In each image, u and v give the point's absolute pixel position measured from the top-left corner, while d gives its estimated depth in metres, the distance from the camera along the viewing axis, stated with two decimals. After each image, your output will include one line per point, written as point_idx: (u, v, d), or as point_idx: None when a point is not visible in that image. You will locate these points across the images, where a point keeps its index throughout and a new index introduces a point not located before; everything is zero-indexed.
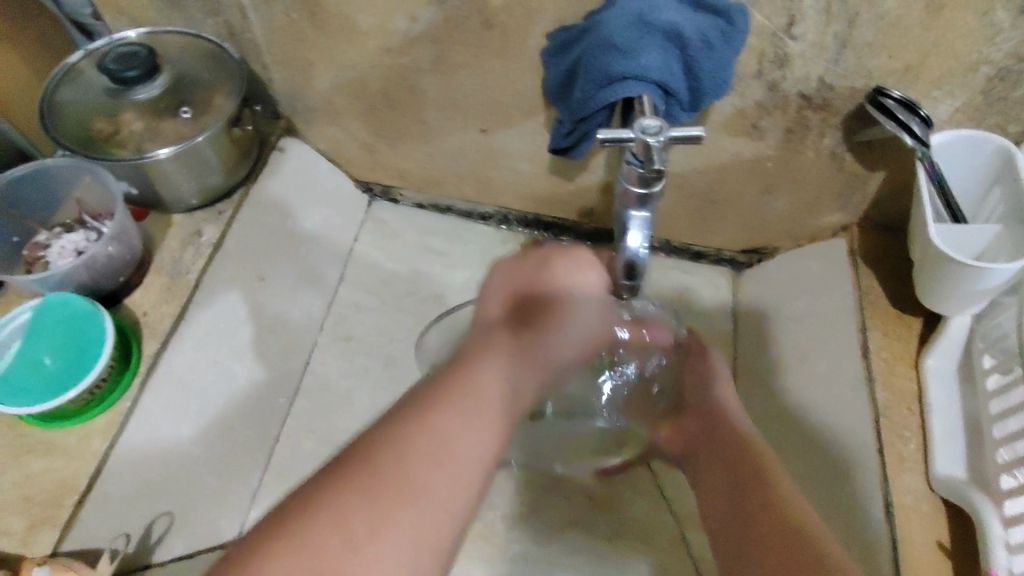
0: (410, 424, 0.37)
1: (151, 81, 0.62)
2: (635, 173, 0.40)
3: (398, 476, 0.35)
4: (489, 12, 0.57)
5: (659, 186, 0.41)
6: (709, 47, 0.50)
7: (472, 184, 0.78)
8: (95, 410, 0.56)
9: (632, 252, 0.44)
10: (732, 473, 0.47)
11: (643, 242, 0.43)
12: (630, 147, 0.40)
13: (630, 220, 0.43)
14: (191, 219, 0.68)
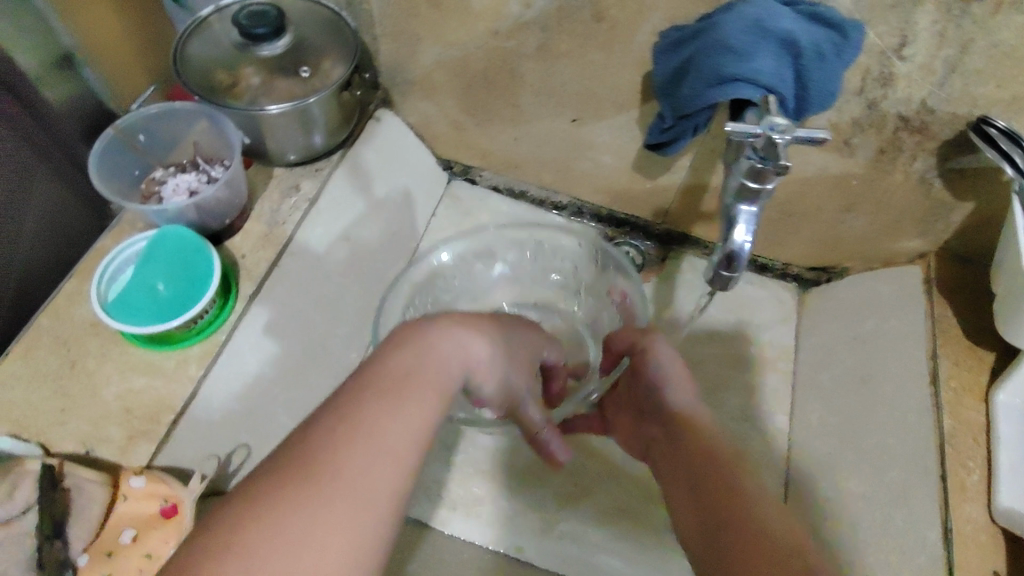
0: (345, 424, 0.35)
1: (274, 40, 0.65)
2: (750, 167, 0.42)
3: (338, 479, 0.33)
4: (602, 5, 0.59)
5: (772, 183, 0.42)
6: (821, 58, 0.50)
7: (553, 172, 0.80)
8: (196, 338, 0.60)
9: (735, 245, 0.45)
10: (697, 484, 0.46)
11: (747, 237, 0.44)
12: (751, 142, 0.41)
13: (738, 214, 0.44)
14: (290, 174, 0.72)
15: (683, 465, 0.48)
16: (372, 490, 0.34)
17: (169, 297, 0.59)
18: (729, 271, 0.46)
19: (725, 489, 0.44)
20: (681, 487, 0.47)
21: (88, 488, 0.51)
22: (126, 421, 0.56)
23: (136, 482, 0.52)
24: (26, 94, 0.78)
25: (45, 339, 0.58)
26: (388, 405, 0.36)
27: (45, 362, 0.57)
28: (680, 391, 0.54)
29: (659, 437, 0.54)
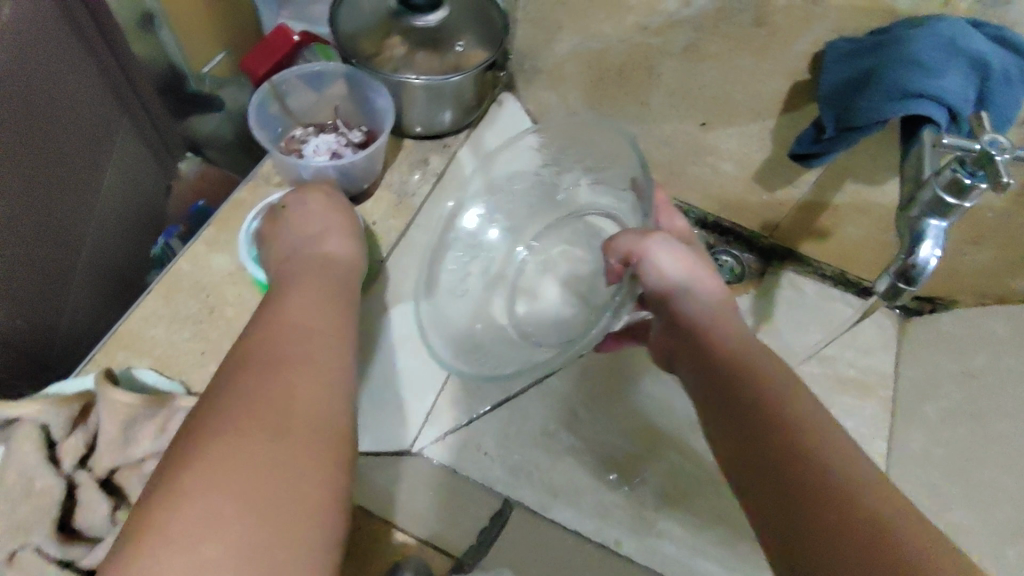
0: (251, 374, 0.37)
1: (429, 13, 0.67)
2: (955, 179, 0.41)
3: (250, 416, 0.35)
4: (766, 11, 0.59)
5: (972, 201, 0.42)
6: (1009, 82, 0.50)
7: (663, 174, 0.81)
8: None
9: (920, 259, 0.44)
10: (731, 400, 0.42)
11: (933, 252, 0.44)
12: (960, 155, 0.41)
13: (927, 228, 0.44)
14: (419, 147, 0.72)
15: (713, 369, 0.45)
16: (301, 445, 0.35)
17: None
18: (905, 285, 0.45)
19: (761, 396, 0.40)
20: (710, 398, 0.43)
21: None
22: None
23: None
24: (117, 49, 0.74)
25: (185, 282, 0.60)
26: (259, 384, 0.37)
27: (185, 306, 0.59)
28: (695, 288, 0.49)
29: (677, 345, 0.49)
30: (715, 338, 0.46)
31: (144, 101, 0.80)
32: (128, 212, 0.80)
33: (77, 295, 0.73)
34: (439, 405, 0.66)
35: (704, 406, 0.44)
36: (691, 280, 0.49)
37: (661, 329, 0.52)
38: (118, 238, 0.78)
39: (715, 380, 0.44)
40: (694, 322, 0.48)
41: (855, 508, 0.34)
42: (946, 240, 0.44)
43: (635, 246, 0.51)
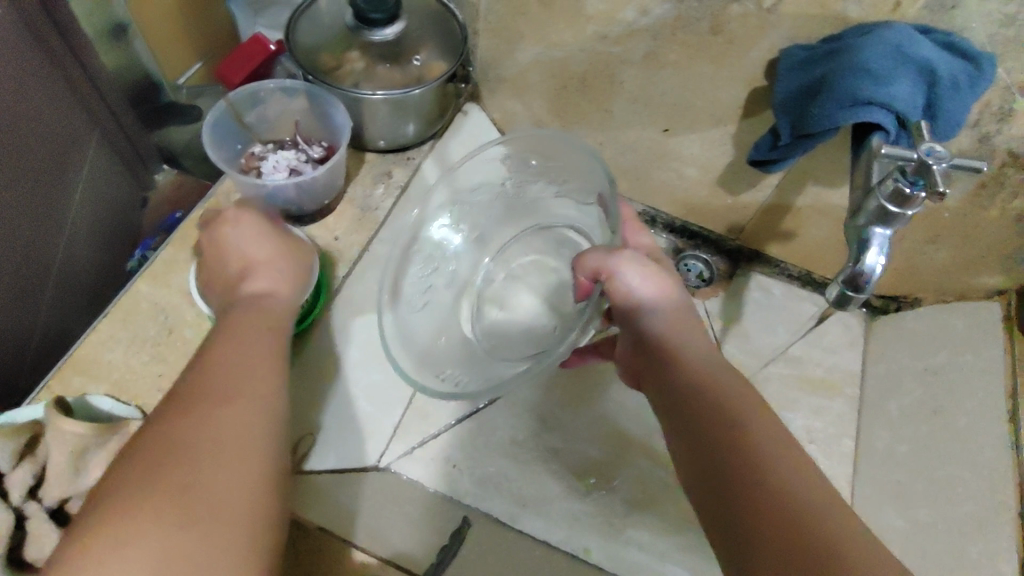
0: (180, 405, 0.42)
1: (386, 27, 0.66)
2: (896, 189, 0.42)
3: (172, 439, 0.40)
4: (722, 19, 0.59)
5: (912, 209, 0.43)
6: (958, 88, 0.50)
7: (630, 181, 0.82)
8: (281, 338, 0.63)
9: (866, 267, 0.45)
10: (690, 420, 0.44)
11: (879, 259, 0.45)
12: (902, 165, 0.42)
13: (872, 236, 0.45)
14: (383, 160, 0.72)
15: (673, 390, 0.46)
16: (225, 458, 0.40)
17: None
18: (853, 292, 0.46)
19: (726, 429, 0.41)
20: (677, 426, 0.44)
21: None
22: None
23: None
24: (84, 60, 0.70)
25: (144, 304, 0.60)
26: (192, 415, 0.42)
27: (144, 327, 0.59)
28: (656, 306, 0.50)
29: (643, 365, 0.50)
30: (678, 363, 0.47)
31: (111, 109, 0.77)
32: (98, 224, 0.80)
33: (49, 303, 0.75)
34: (407, 419, 0.67)
35: (671, 432, 0.45)
36: (650, 297, 0.51)
37: (627, 349, 0.52)
38: (87, 245, 0.78)
39: (681, 407, 0.45)
40: (659, 343, 0.49)
41: (814, 527, 0.36)
42: (891, 247, 0.45)
43: (606, 265, 0.51)
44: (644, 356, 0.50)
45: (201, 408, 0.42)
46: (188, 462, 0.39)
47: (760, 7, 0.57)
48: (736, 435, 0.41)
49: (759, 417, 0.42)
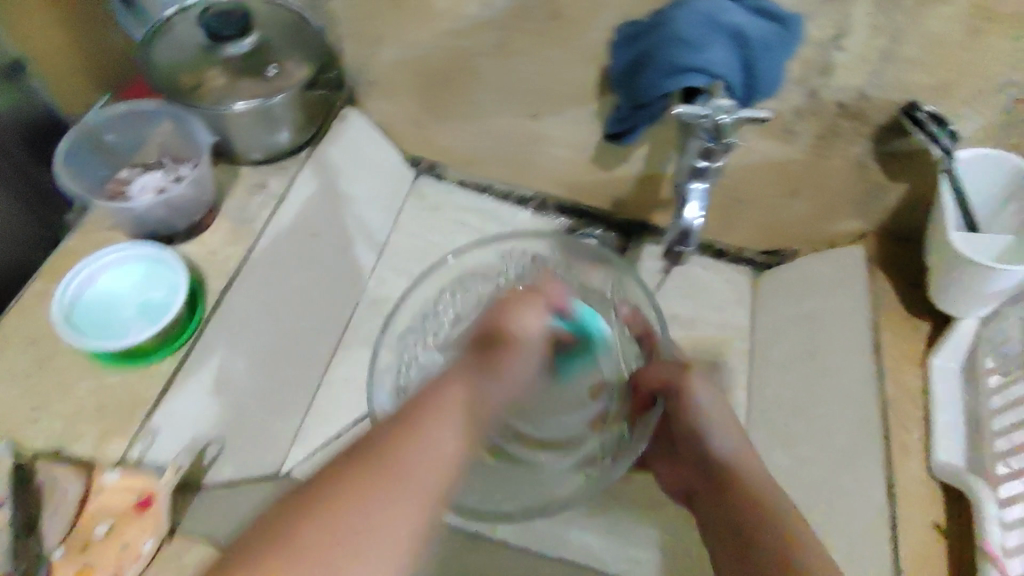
0: (378, 465, 0.35)
1: (236, 40, 0.66)
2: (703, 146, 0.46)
3: (330, 503, 0.34)
4: (557, 5, 0.63)
5: (719, 161, 0.48)
6: (770, 48, 0.53)
7: (511, 166, 0.84)
8: (164, 353, 0.60)
9: (688, 222, 0.49)
10: (734, 528, 0.51)
11: (700, 213, 0.49)
12: (703, 124, 0.46)
13: (691, 192, 0.49)
14: (257, 172, 0.72)
15: (716, 498, 0.55)
16: (393, 515, 0.34)
17: (165, 301, 0.59)
18: (683, 247, 0.51)
19: (767, 526, 0.49)
20: (727, 525, 0.52)
21: (61, 486, 0.53)
22: (99, 417, 0.57)
23: (112, 476, 0.54)
24: None
25: (17, 337, 0.60)
26: (369, 466, 0.35)
27: (17, 360, 0.59)
28: (723, 433, 0.57)
29: (703, 487, 0.57)
30: (731, 484, 0.54)
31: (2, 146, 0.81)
32: None
33: None
34: (308, 424, 0.69)
35: (717, 542, 0.53)
36: (720, 428, 0.57)
37: (693, 473, 0.59)
38: None
39: (732, 514, 0.52)
40: (723, 468, 0.55)
41: None
42: (708, 202, 0.49)
43: (671, 377, 0.60)
44: (710, 481, 0.56)
45: (410, 441, 0.36)
46: (357, 534, 0.33)
47: None
48: (775, 536, 0.48)
49: (794, 521, 0.49)
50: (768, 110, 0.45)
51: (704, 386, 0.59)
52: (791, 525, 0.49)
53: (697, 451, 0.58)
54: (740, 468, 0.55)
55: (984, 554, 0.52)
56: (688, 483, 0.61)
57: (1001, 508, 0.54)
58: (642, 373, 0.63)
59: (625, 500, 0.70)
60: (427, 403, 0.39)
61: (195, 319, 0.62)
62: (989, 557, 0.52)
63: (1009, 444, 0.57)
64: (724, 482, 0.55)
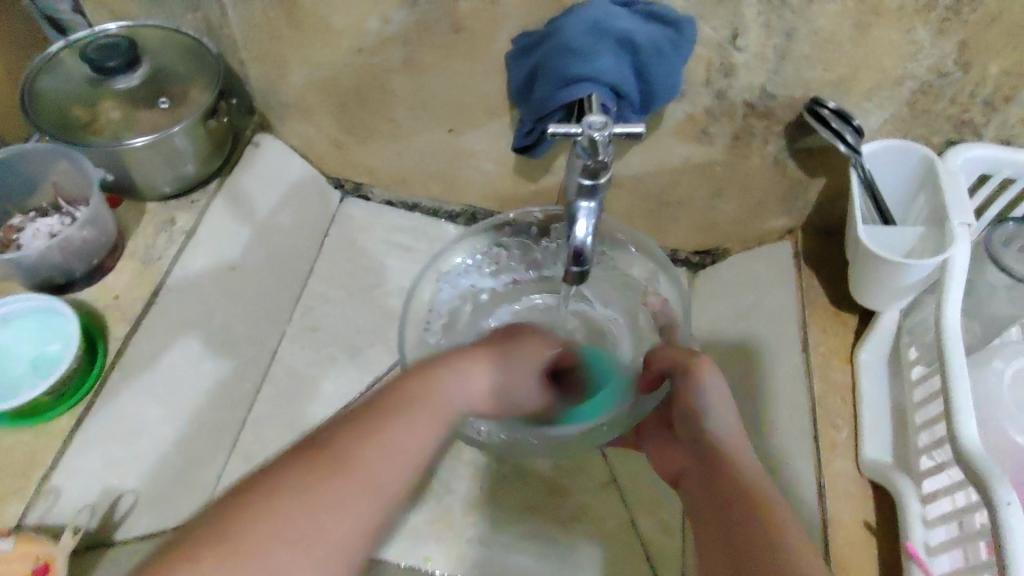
0: (358, 443, 0.44)
1: (130, 71, 0.64)
2: (583, 165, 0.44)
3: (332, 471, 0.42)
4: (458, 16, 0.59)
5: (604, 177, 0.45)
6: (660, 54, 0.53)
7: (439, 181, 0.80)
8: (61, 409, 0.60)
9: (579, 240, 0.48)
10: (722, 514, 0.49)
11: (588, 232, 0.48)
12: (578, 141, 0.44)
13: (578, 210, 0.47)
14: (165, 207, 0.71)
15: (708, 480, 0.51)
16: (361, 488, 0.43)
17: (60, 354, 0.59)
18: (579, 266, 0.50)
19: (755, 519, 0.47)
20: (714, 513, 0.49)
21: None
22: None
23: (4, 544, 0.54)
24: None
25: None
26: (359, 437, 0.44)
27: None
28: (719, 416, 0.52)
29: (693, 467, 0.53)
30: (719, 466, 0.51)
31: None
32: None
33: None
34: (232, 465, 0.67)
35: (700, 535, 0.49)
36: (716, 411, 0.52)
37: (686, 455, 0.55)
38: None
39: (722, 501, 0.49)
40: (714, 452, 0.52)
41: None
42: (598, 219, 0.48)
43: (683, 358, 0.55)
44: (699, 461, 0.53)
45: (379, 435, 0.44)
46: (330, 501, 0.41)
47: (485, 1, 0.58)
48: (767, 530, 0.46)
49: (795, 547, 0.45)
50: (643, 124, 0.46)
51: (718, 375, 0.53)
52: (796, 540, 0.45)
53: (684, 428, 0.55)
54: (730, 456, 0.51)
55: (909, 555, 0.53)
56: (677, 462, 0.56)
57: (923, 505, 0.55)
58: (653, 352, 0.58)
59: (565, 519, 0.68)
60: (415, 397, 0.47)
61: (91, 375, 0.62)
62: (911, 556, 0.53)
63: (930, 438, 0.56)
64: (716, 462, 0.51)
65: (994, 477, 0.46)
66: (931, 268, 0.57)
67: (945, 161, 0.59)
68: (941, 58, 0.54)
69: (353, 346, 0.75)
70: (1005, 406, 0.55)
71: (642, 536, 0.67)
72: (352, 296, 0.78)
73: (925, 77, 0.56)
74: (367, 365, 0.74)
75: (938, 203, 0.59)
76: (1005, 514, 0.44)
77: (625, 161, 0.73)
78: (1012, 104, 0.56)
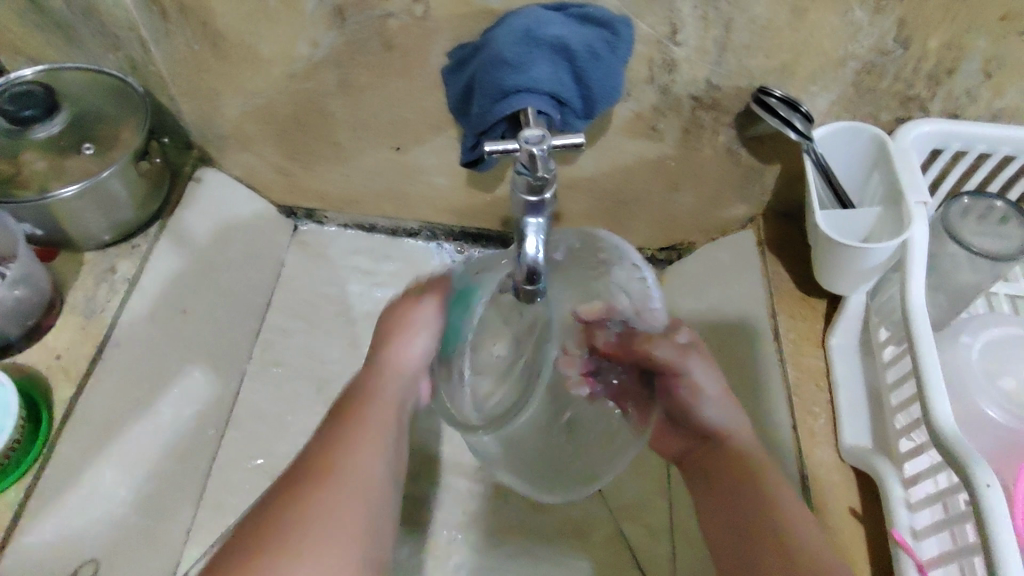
0: (294, 504, 0.42)
1: (50, 119, 0.61)
2: (525, 181, 0.46)
3: (279, 540, 0.40)
4: (388, 33, 0.57)
5: (547, 191, 0.46)
6: (596, 57, 0.53)
7: (393, 202, 0.77)
8: (6, 483, 0.56)
9: (531, 258, 0.47)
10: (735, 502, 0.52)
11: (539, 248, 0.47)
12: (518, 157, 0.47)
13: (527, 227, 0.48)
14: (106, 255, 0.67)
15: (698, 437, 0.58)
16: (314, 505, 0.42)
17: None
18: (533, 284, 0.48)
19: (761, 494, 0.52)
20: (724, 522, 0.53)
21: None
22: None
23: None
24: None
25: None
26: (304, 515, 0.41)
27: None
28: (715, 410, 0.56)
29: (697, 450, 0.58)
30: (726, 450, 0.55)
31: None
32: None
33: None
34: (200, 516, 0.65)
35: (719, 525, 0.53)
36: (712, 401, 0.56)
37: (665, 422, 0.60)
38: None
39: (733, 500, 0.53)
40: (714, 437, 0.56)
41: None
42: (548, 234, 0.48)
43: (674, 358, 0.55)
44: (693, 440, 0.58)
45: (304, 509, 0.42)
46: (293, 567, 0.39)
47: (414, 16, 0.56)
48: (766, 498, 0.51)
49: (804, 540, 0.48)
50: (583, 135, 0.49)
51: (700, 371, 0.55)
52: (778, 498, 0.51)
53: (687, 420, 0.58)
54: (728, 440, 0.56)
55: (895, 543, 0.52)
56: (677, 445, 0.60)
57: (906, 488, 0.54)
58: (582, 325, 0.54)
59: (552, 535, 0.67)
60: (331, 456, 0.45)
61: (37, 442, 0.58)
62: (900, 545, 0.52)
63: (908, 419, 0.55)
64: (718, 446, 0.56)
65: (973, 460, 0.45)
66: (891, 249, 0.56)
67: (896, 140, 0.59)
68: (880, 36, 0.53)
69: (319, 378, 0.73)
70: (979, 382, 0.54)
71: (632, 546, 0.65)
72: (315, 326, 0.76)
73: (867, 57, 0.55)
74: (333, 398, 0.72)
75: (894, 183, 0.58)
76: (986, 498, 0.44)
77: (579, 163, 0.71)
78: (956, 76, 0.55)
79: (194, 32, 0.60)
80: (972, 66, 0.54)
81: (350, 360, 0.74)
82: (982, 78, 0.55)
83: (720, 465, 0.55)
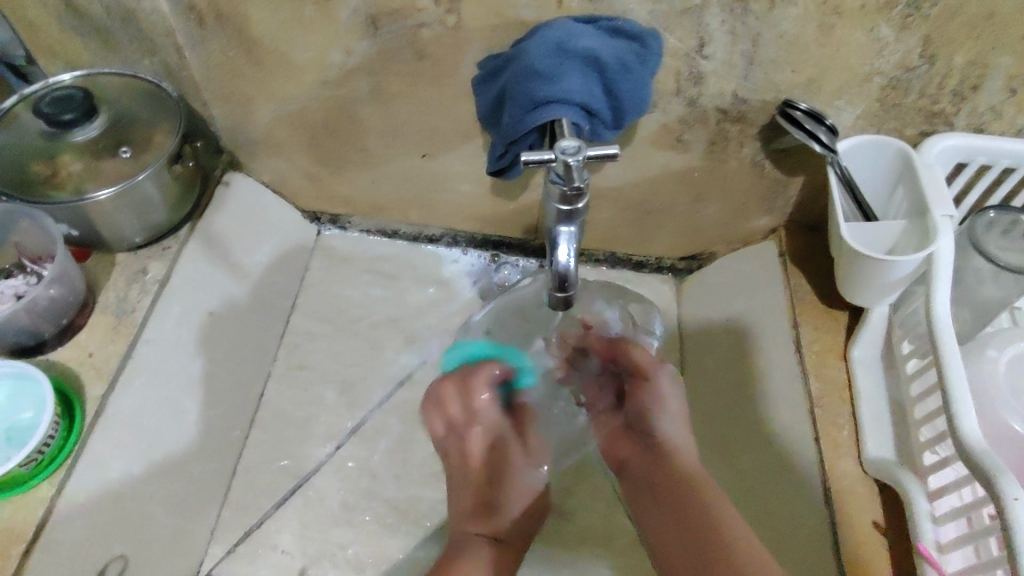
0: None
1: (88, 121, 0.63)
2: (560, 191, 0.47)
3: None
4: (420, 42, 0.58)
5: (579, 202, 0.49)
6: (627, 69, 0.54)
7: (416, 208, 0.78)
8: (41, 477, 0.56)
9: (562, 264, 0.52)
10: (678, 508, 0.54)
11: (571, 254, 0.52)
12: (553, 166, 0.47)
13: (559, 235, 0.51)
14: (136, 257, 0.69)
15: (648, 442, 0.59)
16: None
17: (33, 421, 0.57)
18: (563, 291, 0.54)
19: (700, 505, 0.53)
20: (669, 532, 0.54)
21: None
22: None
23: None
24: None
25: None
26: None
27: None
28: (671, 420, 0.58)
29: (646, 459, 0.59)
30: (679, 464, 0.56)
31: None
32: None
33: None
34: (225, 516, 0.66)
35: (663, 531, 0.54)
36: (672, 414, 0.58)
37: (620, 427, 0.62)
38: None
39: (678, 502, 0.54)
40: (662, 445, 0.58)
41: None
42: (579, 241, 0.51)
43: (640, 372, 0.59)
44: (643, 448, 0.59)
45: None
46: None
47: (447, 26, 0.57)
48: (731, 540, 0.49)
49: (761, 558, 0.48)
50: (614, 145, 0.49)
51: (673, 394, 0.58)
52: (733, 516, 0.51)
53: (638, 426, 0.60)
54: (672, 451, 0.57)
55: (919, 554, 0.53)
56: (617, 452, 0.62)
57: (931, 501, 0.54)
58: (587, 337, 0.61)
59: (572, 542, 0.67)
60: None
61: (70, 436, 0.58)
62: (924, 556, 0.52)
63: (933, 432, 0.55)
64: (663, 456, 0.57)
65: (1001, 473, 0.46)
66: (915, 262, 0.56)
67: (921, 154, 0.59)
68: (906, 53, 0.54)
69: (343, 382, 0.74)
70: (1003, 395, 0.55)
71: None
72: (338, 330, 0.76)
73: (894, 73, 0.56)
74: (357, 401, 0.73)
75: (919, 196, 0.59)
76: (1015, 511, 0.44)
77: (604, 173, 0.72)
78: (981, 92, 0.56)
79: (230, 39, 0.61)
80: (997, 83, 0.55)
81: (373, 365, 0.75)
82: (1007, 95, 0.56)
83: (661, 474, 0.57)
